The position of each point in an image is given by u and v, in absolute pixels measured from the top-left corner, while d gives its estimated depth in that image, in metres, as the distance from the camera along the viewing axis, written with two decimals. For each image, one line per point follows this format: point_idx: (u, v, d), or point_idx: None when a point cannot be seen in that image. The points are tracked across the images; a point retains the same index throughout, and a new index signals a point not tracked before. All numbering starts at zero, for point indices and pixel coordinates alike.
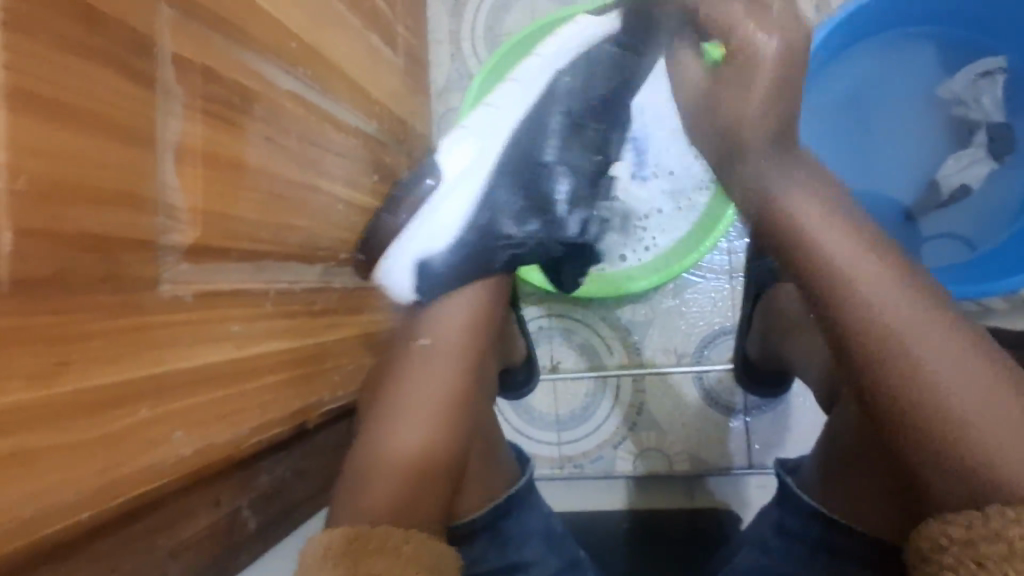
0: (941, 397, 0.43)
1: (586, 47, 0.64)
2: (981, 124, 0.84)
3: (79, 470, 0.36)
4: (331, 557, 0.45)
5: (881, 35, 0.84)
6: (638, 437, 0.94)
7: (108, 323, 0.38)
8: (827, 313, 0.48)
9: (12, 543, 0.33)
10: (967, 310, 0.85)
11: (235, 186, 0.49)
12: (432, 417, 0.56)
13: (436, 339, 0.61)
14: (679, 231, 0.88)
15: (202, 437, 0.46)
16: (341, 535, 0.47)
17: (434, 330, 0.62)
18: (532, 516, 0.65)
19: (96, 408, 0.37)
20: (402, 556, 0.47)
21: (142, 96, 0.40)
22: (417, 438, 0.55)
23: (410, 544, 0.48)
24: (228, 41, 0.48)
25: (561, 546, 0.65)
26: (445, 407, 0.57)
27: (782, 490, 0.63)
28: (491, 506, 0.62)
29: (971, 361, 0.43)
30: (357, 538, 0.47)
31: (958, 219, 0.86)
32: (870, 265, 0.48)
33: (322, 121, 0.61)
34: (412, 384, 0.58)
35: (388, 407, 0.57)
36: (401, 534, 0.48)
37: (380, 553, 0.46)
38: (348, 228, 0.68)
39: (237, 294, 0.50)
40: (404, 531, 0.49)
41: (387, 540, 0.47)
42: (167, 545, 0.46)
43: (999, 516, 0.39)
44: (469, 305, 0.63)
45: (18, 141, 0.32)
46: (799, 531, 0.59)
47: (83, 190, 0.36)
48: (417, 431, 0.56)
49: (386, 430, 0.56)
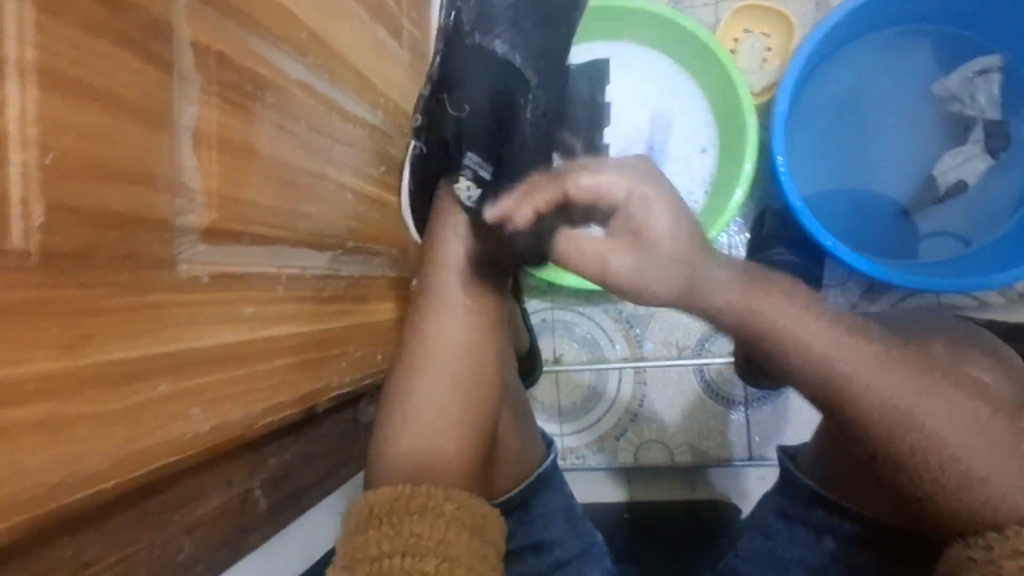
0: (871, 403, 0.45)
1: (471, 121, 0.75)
2: (977, 120, 0.85)
3: (102, 443, 0.37)
4: (374, 518, 0.44)
5: (876, 33, 0.86)
6: (639, 428, 0.95)
7: (130, 300, 0.39)
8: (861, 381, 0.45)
9: (21, 515, 0.33)
10: (964, 303, 0.88)
11: (248, 170, 0.50)
12: (461, 373, 0.56)
13: (436, 358, 0.56)
14: None
15: (218, 415, 0.47)
16: (386, 495, 0.46)
17: (437, 290, 0.59)
18: (557, 495, 0.65)
19: (116, 380, 0.38)
20: (444, 515, 0.45)
21: (160, 78, 0.41)
22: (439, 393, 0.55)
23: (453, 503, 0.46)
24: (240, 28, 0.49)
25: (581, 526, 0.65)
26: (466, 355, 0.56)
27: (784, 477, 0.63)
28: (523, 486, 0.62)
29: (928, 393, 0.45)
30: (400, 499, 0.46)
31: (950, 216, 0.87)
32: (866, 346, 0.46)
33: (329, 110, 0.62)
34: (421, 401, 0.54)
35: (400, 411, 0.55)
36: (443, 496, 0.46)
37: (421, 513, 0.44)
38: (354, 217, 0.68)
39: (252, 278, 0.51)
40: (446, 491, 0.47)
41: (428, 500, 0.45)
42: (182, 522, 0.47)
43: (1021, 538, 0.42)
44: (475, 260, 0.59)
45: (49, 118, 0.33)
46: (801, 515, 0.60)
47: (107, 168, 0.37)
48: (438, 435, 0.53)
49: (407, 428, 0.53)
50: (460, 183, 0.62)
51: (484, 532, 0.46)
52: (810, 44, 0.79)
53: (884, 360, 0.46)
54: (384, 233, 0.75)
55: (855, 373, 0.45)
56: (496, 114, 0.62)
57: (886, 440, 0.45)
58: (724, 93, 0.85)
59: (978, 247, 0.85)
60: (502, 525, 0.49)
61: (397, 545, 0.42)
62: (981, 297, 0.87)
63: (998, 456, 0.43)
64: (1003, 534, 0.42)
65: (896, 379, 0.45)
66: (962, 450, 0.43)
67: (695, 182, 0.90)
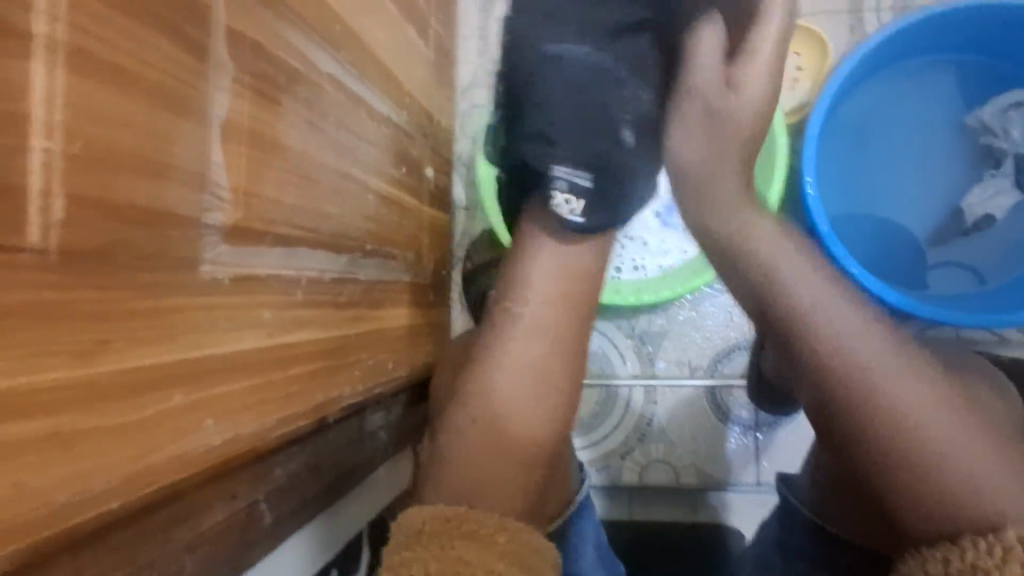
0: (872, 405, 0.52)
1: (564, 122, 0.55)
2: (1008, 153, 0.83)
3: (113, 457, 0.34)
4: (423, 535, 0.43)
5: (912, 60, 0.85)
6: (646, 449, 0.93)
7: (148, 304, 0.36)
8: (871, 388, 0.53)
9: (26, 539, 0.30)
10: (982, 339, 0.87)
11: (276, 168, 0.47)
12: (529, 382, 0.57)
13: (516, 368, 0.57)
14: (672, 262, 0.88)
15: (232, 427, 0.44)
16: (438, 512, 0.45)
17: (525, 298, 0.59)
18: (588, 521, 0.65)
19: (132, 390, 0.35)
20: (496, 546, 0.43)
21: (195, 66, 0.38)
22: (508, 398, 0.56)
23: (506, 533, 0.44)
24: (275, 16, 0.46)
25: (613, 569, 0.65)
26: (541, 373, 0.57)
27: (810, 524, 0.62)
28: (563, 517, 0.61)
29: (943, 414, 0.51)
30: (454, 518, 0.44)
31: (972, 251, 0.86)
32: (877, 350, 0.54)
33: (356, 107, 0.59)
34: (477, 403, 0.56)
35: (471, 395, 0.57)
36: (498, 524, 0.45)
37: (472, 537, 0.43)
38: (374, 219, 0.65)
39: (271, 281, 0.48)
40: (501, 518, 0.45)
41: (482, 526, 0.44)
42: (186, 537, 0.43)
43: (976, 550, 0.43)
44: (563, 272, 0.59)
45: (76, 103, 0.30)
46: (838, 558, 0.59)
47: (134, 160, 0.34)
48: (483, 434, 0.54)
49: (457, 433, 0.55)
50: (555, 200, 0.56)
51: (536, 568, 0.44)
52: (850, 67, 0.77)
53: (899, 375, 0.53)
54: (400, 237, 0.72)
55: (878, 386, 0.52)
56: (583, 117, 0.56)
57: (885, 447, 0.51)
58: None
59: (991, 286, 0.83)
60: (557, 560, 0.46)
61: (444, 568, 0.41)
62: (999, 333, 0.86)
63: (977, 481, 0.48)
64: (960, 546, 0.44)
65: (931, 415, 0.51)
66: (965, 468, 0.48)
67: None
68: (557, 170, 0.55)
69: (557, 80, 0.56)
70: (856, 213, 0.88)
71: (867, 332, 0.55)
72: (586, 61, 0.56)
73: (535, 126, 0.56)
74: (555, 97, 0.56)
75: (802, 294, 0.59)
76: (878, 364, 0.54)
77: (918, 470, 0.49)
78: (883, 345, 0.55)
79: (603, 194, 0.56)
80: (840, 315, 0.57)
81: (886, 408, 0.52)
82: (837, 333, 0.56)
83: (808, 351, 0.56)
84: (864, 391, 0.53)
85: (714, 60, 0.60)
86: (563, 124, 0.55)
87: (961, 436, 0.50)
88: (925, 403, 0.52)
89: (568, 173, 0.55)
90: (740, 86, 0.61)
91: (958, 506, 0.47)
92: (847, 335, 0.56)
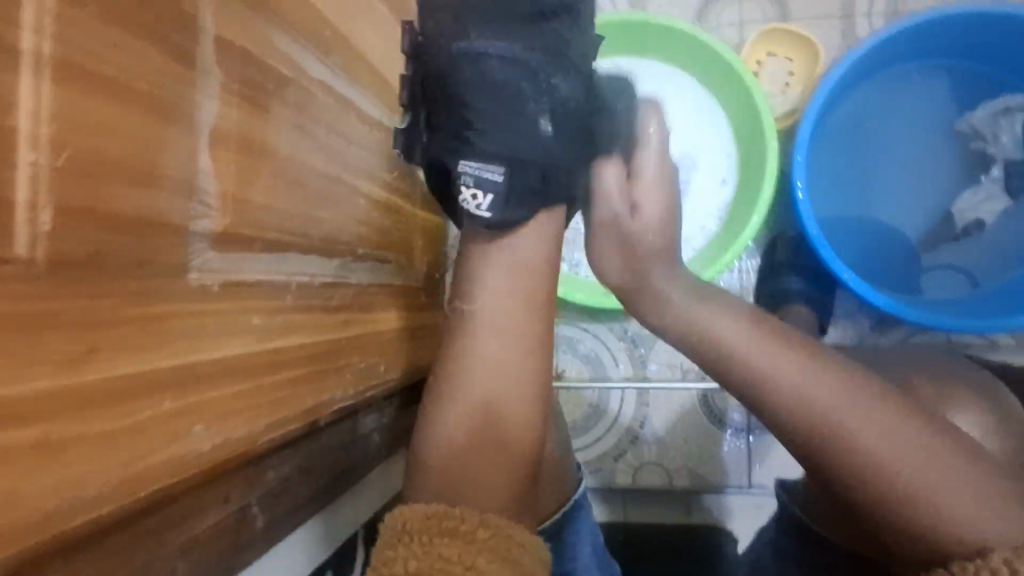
0: (857, 450, 0.47)
1: (484, 109, 0.51)
2: (998, 159, 0.85)
3: (101, 463, 0.34)
4: (405, 534, 0.44)
5: (903, 65, 0.85)
6: (639, 451, 0.93)
7: (136, 312, 0.36)
8: (840, 430, 0.48)
9: (18, 544, 0.30)
10: (974, 342, 0.87)
11: (266, 173, 0.48)
12: (507, 388, 0.55)
13: (487, 381, 0.55)
14: None
15: (221, 432, 0.44)
16: (420, 512, 0.46)
17: (481, 311, 0.56)
18: (584, 521, 0.66)
19: (120, 397, 0.35)
20: (476, 541, 0.43)
21: (183, 74, 0.39)
22: (484, 410, 0.54)
23: (487, 529, 0.44)
24: (263, 22, 0.46)
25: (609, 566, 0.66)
26: (514, 380, 0.55)
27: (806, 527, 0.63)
28: (552, 521, 0.62)
29: (911, 434, 0.48)
30: (434, 517, 0.45)
31: (964, 255, 0.86)
32: (832, 391, 0.50)
33: (347, 111, 0.60)
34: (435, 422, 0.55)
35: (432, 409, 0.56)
36: (478, 521, 0.45)
37: (452, 535, 0.43)
38: (366, 223, 0.65)
39: (261, 286, 0.48)
40: (482, 515, 0.46)
41: (462, 523, 0.44)
42: (178, 541, 0.44)
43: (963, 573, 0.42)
44: (517, 275, 0.56)
45: (65, 112, 0.31)
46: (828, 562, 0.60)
47: (122, 169, 0.35)
48: (463, 430, 0.54)
49: (431, 441, 0.54)
50: (461, 195, 0.53)
51: (519, 562, 0.44)
52: (840, 72, 0.78)
53: (866, 415, 0.48)
54: (392, 240, 0.73)
55: (842, 427, 0.48)
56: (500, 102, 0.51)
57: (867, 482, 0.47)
58: (747, 116, 0.84)
59: (983, 289, 0.84)
60: (544, 555, 0.46)
61: (423, 566, 0.41)
62: (991, 337, 0.87)
63: (957, 509, 0.45)
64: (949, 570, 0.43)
65: (903, 445, 0.47)
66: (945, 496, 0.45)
67: (710, 212, 0.89)
68: (475, 168, 0.52)
69: (459, 66, 0.51)
70: (848, 217, 0.89)
71: (827, 380, 0.50)
72: (506, 56, 0.51)
73: (454, 112, 0.52)
74: (477, 99, 0.51)
75: (749, 348, 0.53)
76: (842, 409, 0.49)
77: (897, 504, 0.46)
78: (849, 388, 0.50)
79: (520, 190, 0.53)
80: (799, 368, 0.51)
81: (852, 456, 0.47)
82: (805, 395, 0.50)
83: (783, 415, 0.50)
84: (846, 442, 0.48)
85: (616, 195, 0.57)
86: (487, 116, 0.51)
87: (936, 458, 0.47)
88: (865, 411, 0.49)
89: (485, 167, 0.52)
90: (641, 203, 0.58)
91: (933, 530, 0.45)
92: (802, 381, 0.50)
